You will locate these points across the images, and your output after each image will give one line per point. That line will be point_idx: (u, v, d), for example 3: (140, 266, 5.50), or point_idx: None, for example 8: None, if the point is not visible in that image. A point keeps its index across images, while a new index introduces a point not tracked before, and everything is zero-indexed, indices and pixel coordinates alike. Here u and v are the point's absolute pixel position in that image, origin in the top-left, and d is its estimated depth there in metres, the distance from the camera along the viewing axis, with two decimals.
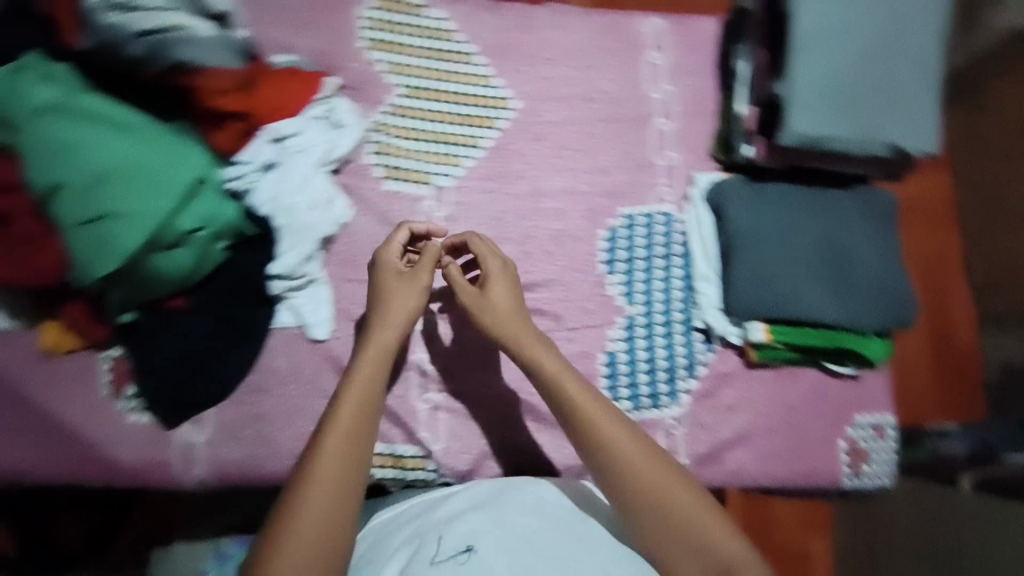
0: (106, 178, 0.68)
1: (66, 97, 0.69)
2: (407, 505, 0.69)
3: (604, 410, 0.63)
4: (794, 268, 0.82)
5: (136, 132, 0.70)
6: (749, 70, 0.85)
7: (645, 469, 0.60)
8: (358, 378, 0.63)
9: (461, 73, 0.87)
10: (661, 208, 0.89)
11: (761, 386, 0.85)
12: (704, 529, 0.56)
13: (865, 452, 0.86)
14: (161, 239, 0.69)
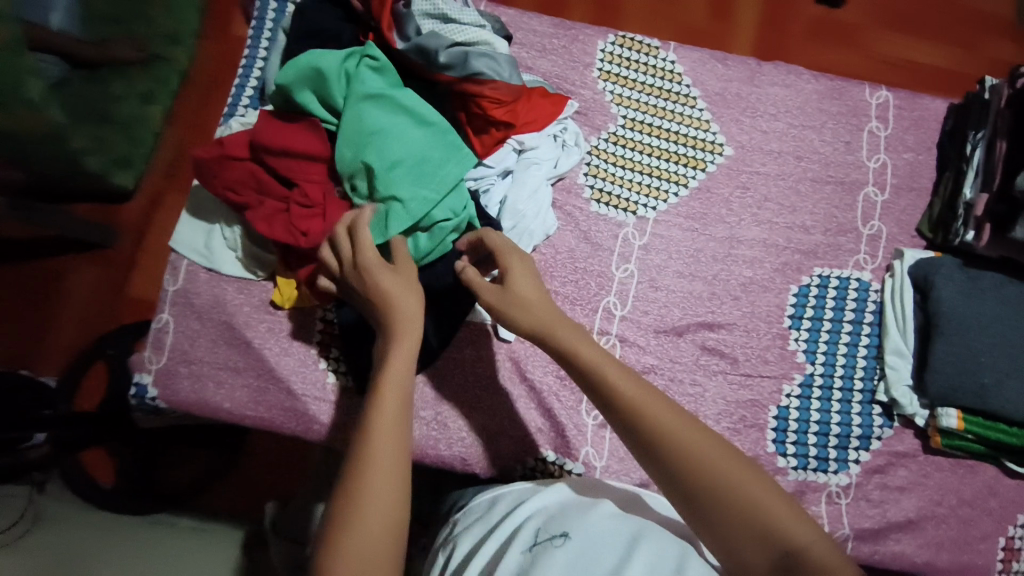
0: (398, 164, 0.74)
1: (389, 88, 0.76)
2: (505, 488, 0.72)
3: (665, 410, 0.58)
4: (1003, 362, 0.79)
5: (431, 127, 0.76)
6: (980, 158, 0.85)
7: (732, 479, 0.53)
8: (406, 339, 0.61)
9: (682, 115, 0.95)
10: (859, 275, 0.89)
11: (937, 473, 0.83)
12: (791, 532, 0.50)
13: (1018, 551, 0.84)
14: (419, 225, 0.74)
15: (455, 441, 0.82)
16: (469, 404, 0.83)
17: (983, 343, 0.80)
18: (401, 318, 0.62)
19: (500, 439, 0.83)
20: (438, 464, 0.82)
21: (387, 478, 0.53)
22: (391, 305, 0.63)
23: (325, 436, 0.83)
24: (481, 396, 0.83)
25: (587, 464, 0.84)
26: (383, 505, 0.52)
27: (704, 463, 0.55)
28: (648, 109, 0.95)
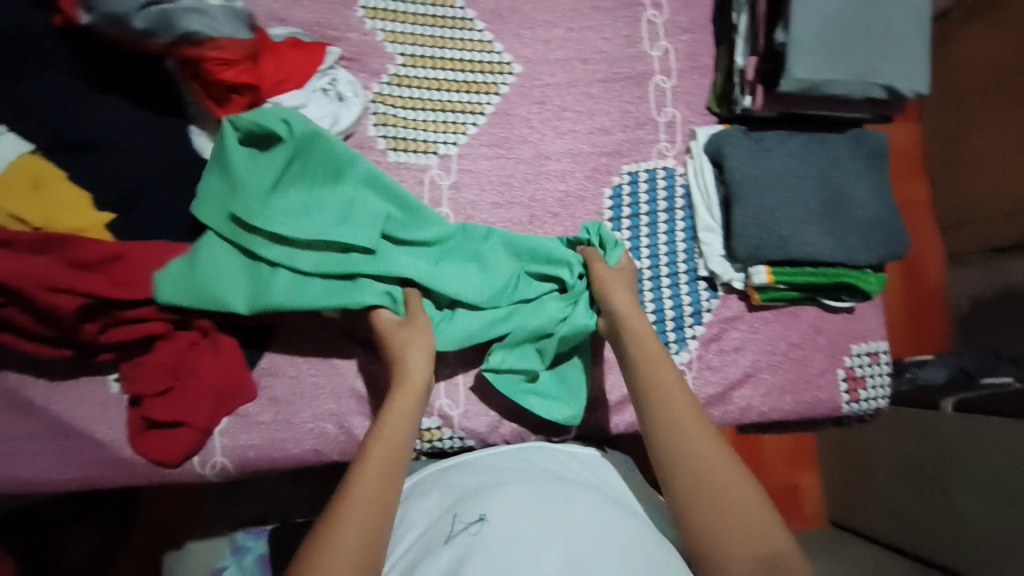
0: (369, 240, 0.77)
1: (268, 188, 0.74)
2: (426, 473, 0.73)
3: (687, 410, 0.65)
4: (795, 211, 0.85)
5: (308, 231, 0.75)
6: (747, 22, 0.85)
7: (729, 481, 0.59)
8: (400, 404, 0.67)
9: (462, 40, 0.89)
10: (664, 163, 0.92)
11: (765, 327, 0.90)
12: (761, 527, 0.56)
13: (862, 379, 0.91)
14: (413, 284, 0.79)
15: (303, 437, 0.80)
16: (310, 394, 0.81)
17: (775, 200, 0.85)
18: (410, 374, 0.69)
19: (349, 419, 0.81)
20: (293, 462, 0.80)
21: (367, 522, 0.56)
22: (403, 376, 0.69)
23: (157, 474, 0.76)
24: (321, 382, 0.81)
25: (443, 418, 0.82)
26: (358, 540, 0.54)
27: (714, 463, 0.61)
28: (426, 41, 0.88)
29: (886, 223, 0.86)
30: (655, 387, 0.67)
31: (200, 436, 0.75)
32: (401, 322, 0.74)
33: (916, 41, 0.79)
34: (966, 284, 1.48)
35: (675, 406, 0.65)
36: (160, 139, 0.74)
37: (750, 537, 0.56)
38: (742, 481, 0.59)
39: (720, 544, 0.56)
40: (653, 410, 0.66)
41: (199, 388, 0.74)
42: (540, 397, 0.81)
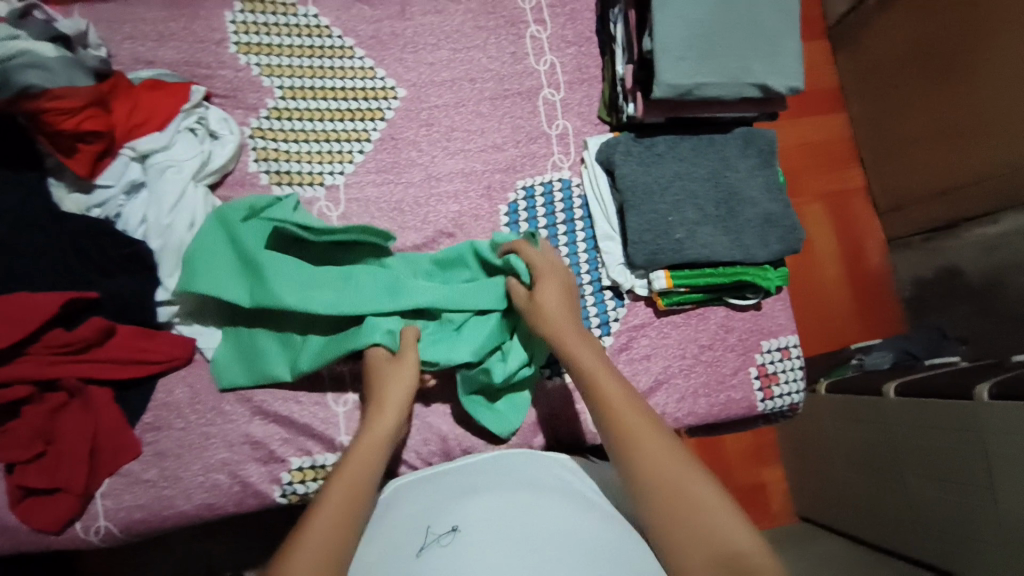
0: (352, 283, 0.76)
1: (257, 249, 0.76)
2: (402, 486, 0.67)
3: (635, 414, 0.59)
4: (687, 214, 0.84)
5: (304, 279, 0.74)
6: (623, 32, 0.87)
7: (690, 485, 0.54)
8: (379, 429, 0.64)
9: (342, 69, 0.88)
10: (560, 175, 0.91)
11: (674, 331, 0.89)
12: (728, 532, 0.51)
13: (774, 375, 0.89)
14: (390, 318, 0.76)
15: (194, 491, 0.74)
16: (197, 445, 0.75)
17: (668, 205, 0.84)
18: (392, 404, 0.66)
19: (243, 468, 0.76)
20: (185, 519, 0.75)
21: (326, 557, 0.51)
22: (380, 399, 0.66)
23: (40, 542, 0.72)
24: (209, 431, 0.76)
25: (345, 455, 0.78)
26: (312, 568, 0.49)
27: (671, 467, 0.55)
28: (307, 72, 0.87)
29: (780, 220, 0.86)
30: (604, 399, 0.60)
31: (79, 501, 0.70)
32: (390, 357, 0.71)
33: (784, 41, 0.81)
34: (907, 264, 1.43)
35: (626, 412, 0.59)
36: (13, 191, 0.71)
37: (714, 543, 0.51)
38: (700, 484, 0.54)
39: (691, 554, 0.51)
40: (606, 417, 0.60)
41: (73, 452, 0.69)
42: (488, 414, 0.80)
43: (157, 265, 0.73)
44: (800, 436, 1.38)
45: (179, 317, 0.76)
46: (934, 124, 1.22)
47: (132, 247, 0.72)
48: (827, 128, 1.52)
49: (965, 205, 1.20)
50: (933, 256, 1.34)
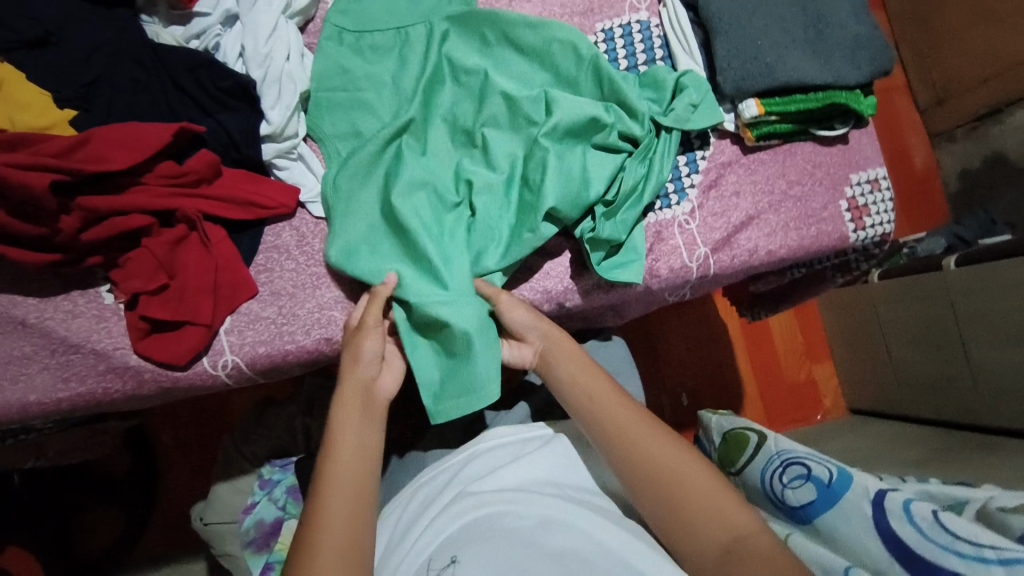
0: (448, 97, 0.79)
1: (363, 35, 0.81)
2: (421, 477, 0.73)
3: (651, 446, 0.61)
4: (777, 38, 0.83)
5: (398, 80, 0.79)
6: None
7: (694, 477, 0.59)
8: (359, 372, 0.65)
9: None
10: (638, 17, 0.89)
11: (761, 167, 0.88)
12: (737, 525, 0.56)
13: (866, 207, 0.88)
14: (468, 138, 0.79)
15: (312, 326, 0.74)
16: (311, 285, 0.75)
17: (757, 29, 0.82)
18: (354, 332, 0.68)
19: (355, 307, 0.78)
20: (305, 356, 0.74)
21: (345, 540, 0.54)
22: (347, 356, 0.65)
23: (161, 382, 0.73)
24: (320, 271, 0.76)
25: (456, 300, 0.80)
26: (336, 553, 0.53)
27: (682, 472, 0.59)
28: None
29: (869, 42, 0.84)
30: (615, 431, 0.62)
31: (204, 334, 0.71)
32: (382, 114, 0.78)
33: None
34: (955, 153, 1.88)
35: (598, 404, 0.65)
36: (108, 29, 0.71)
37: (684, 491, 0.58)
38: (680, 457, 0.60)
39: (701, 547, 0.56)
40: (631, 465, 0.61)
41: (196, 281, 0.70)
42: (613, 266, 0.80)
43: (260, 96, 0.73)
44: (843, 317, 1.78)
45: (279, 158, 0.76)
46: (1015, 45, 1.59)
47: (235, 77, 0.72)
48: None
49: (1009, 90, 1.64)
50: (985, 143, 1.76)
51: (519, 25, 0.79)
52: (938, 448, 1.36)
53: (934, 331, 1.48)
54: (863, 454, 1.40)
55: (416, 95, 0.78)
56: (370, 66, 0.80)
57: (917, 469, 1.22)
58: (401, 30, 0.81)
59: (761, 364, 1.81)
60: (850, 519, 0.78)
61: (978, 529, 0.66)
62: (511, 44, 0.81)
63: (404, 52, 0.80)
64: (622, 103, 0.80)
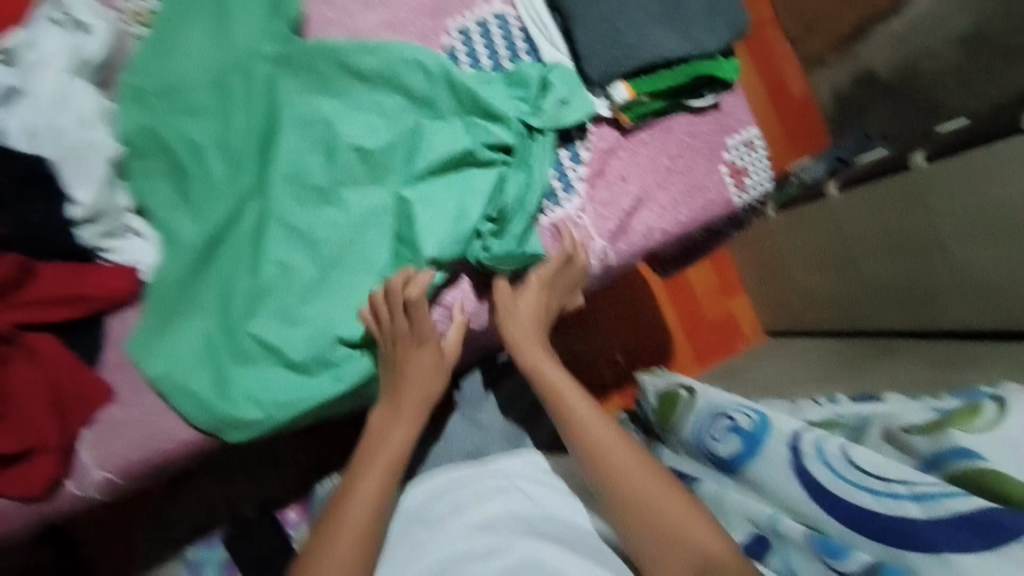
0: (295, 148, 0.75)
1: (178, 89, 0.74)
2: (438, 477, 0.82)
3: (630, 469, 0.68)
4: (635, 16, 0.80)
5: (230, 139, 0.75)
6: None
7: (662, 503, 0.66)
8: (412, 388, 0.75)
9: None
10: (492, 9, 0.84)
11: (643, 147, 0.88)
12: (698, 543, 0.63)
13: (744, 167, 0.91)
14: (326, 189, 0.76)
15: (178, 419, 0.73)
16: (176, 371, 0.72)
17: (612, 10, 0.80)
18: (402, 351, 0.74)
19: None
20: (180, 447, 0.73)
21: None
22: (391, 361, 0.75)
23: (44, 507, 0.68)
24: None
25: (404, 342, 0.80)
26: None
27: (653, 495, 0.66)
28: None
29: (722, 6, 0.84)
30: (596, 449, 0.70)
31: (58, 456, 0.68)
32: (224, 178, 0.75)
33: None
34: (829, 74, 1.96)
35: (609, 456, 0.70)
36: None
37: (656, 512, 0.66)
38: (653, 481, 0.67)
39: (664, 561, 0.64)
40: (610, 481, 0.68)
41: (34, 404, 0.67)
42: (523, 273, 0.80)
43: (63, 178, 0.68)
44: (751, 249, 1.87)
45: (106, 239, 0.72)
46: None
47: (31, 161, 0.67)
48: None
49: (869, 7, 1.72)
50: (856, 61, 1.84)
51: (355, 52, 0.76)
52: (845, 361, 1.47)
53: (829, 252, 1.57)
54: (780, 377, 1.53)
55: (253, 152, 0.75)
56: (189, 128, 0.74)
57: (828, 385, 1.33)
58: (218, 82, 0.75)
59: (683, 308, 1.90)
60: (771, 464, 0.82)
61: (884, 465, 0.72)
62: (348, 73, 0.77)
63: (229, 104, 0.75)
64: (481, 113, 0.79)
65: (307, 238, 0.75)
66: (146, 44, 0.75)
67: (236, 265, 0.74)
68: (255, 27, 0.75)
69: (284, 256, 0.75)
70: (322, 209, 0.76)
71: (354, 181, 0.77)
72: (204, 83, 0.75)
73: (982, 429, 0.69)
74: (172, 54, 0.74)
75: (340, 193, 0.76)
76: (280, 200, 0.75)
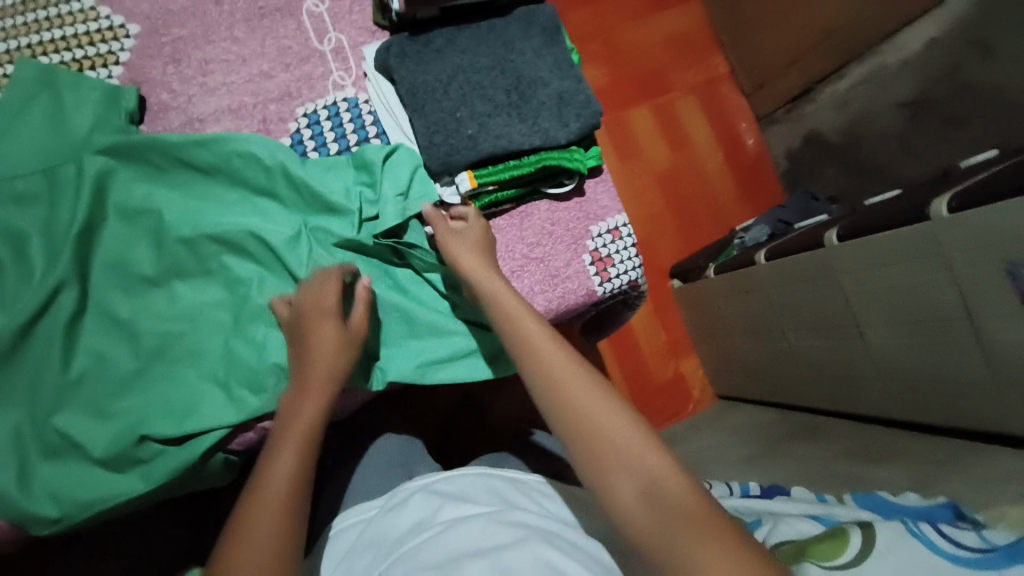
0: (126, 238, 0.74)
1: (1, 174, 0.71)
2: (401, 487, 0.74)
3: (574, 380, 0.59)
4: (478, 107, 0.81)
5: (54, 227, 0.71)
6: None
7: (619, 436, 0.55)
8: (323, 343, 0.68)
9: (57, 15, 0.77)
10: (344, 94, 0.83)
11: (498, 235, 0.85)
12: (654, 471, 0.52)
13: (608, 257, 0.88)
14: (155, 280, 0.74)
15: None
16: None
17: (453, 101, 0.80)
18: (314, 310, 0.70)
19: None
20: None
21: (265, 529, 0.55)
22: (296, 329, 0.70)
23: None
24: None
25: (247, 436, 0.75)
26: (258, 549, 0.53)
27: (604, 422, 0.56)
28: (27, 26, 0.77)
29: (572, 96, 0.84)
30: (541, 365, 0.61)
31: None
32: (43, 266, 0.70)
33: None
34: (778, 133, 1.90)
35: (562, 381, 0.59)
36: None
37: (612, 444, 0.55)
38: (607, 401, 0.57)
39: (619, 485, 0.53)
40: (560, 406, 0.58)
41: None
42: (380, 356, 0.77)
43: None
44: (690, 308, 1.81)
45: None
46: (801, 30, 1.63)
47: None
48: (616, 71, 1.82)
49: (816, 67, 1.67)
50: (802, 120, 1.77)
51: (188, 145, 0.74)
52: (772, 439, 1.39)
53: (758, 323, 1.51)
54: (705, 457, 1.41)
55: (81, 242, 0.71)
56: (7, 215, 0.71)
57: (746, 468, 1.25)
58: (46, 169, 0.72)
59: (628, 371, 1.81)
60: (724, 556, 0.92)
61: None
62: (185, 163, 0.76)
63: (58, 190, 0.72)
64: (325, 211, 0.78)
65: (130, 332, 0.72)
66: None
67: (53, 359, 0.70)
68: (89, 114, 0.74)
69: (103, 347, 0.72)
70: (152, 300, 0.74)
71: (185, 276, 0.75)
72: (29, 168, 0.72)
73: (847, 566, 0.62)
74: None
75: (172, 286, 0.74)
76: (108, 293, 0.72)
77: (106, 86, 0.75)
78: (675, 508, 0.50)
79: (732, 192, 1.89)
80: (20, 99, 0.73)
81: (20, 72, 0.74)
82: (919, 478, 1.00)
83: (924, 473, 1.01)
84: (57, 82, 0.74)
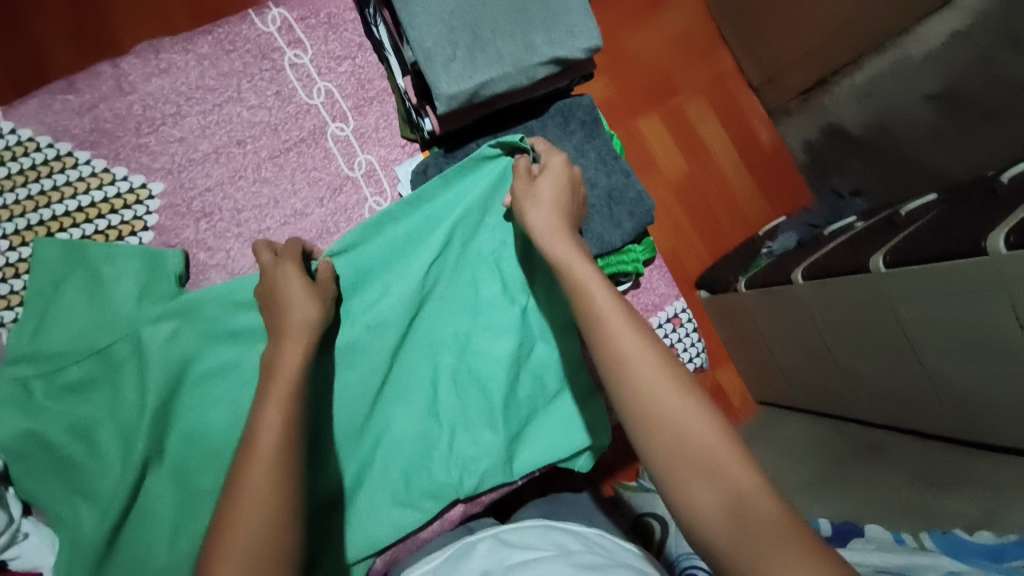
0: (188, 406, 0.78)
1: (63, 373, 0.77)
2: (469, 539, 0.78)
3: (654, 371, 0.61)
4: None
5: (121, 412, 0.76)
6: (391, 50, 0.89)
7: (696, 428, 0.58)
8: (296, 321, 0.72)
9: (76, 186, 0.86)
10: None
11: None
12: (733, 475, 0.54)
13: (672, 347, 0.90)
14: (223, 446, 0.77)
15: None
16: None
17: None
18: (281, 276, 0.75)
19: None
20: None
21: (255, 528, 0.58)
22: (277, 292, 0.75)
23: None
24: None
25: None
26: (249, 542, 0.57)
27: (681, 416, 0.58)
28: (47, 199, 0.86)
29: (620, 191, 0.84)
30: (619, 352, 0.62)
31: None
32: (117, 454, 0.75)
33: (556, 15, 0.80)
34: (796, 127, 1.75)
35: (636, 374, 0.61)
36: None
37: (691, 441, 0.57)
38: (687, 399, 0.59)
39: (690, 483, 0.55)
40: (634, 405, 0.60)
41: None
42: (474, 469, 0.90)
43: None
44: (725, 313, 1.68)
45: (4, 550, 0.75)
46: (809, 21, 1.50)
47: None
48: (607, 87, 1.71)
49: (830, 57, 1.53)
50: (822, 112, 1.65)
51: (234, 305, 0.78)
52: (830, 459, 1.30)
53: (795, 341, 1.41)
54: None
55: (147, 424, 0.75)
56: (72, 408, 0.77)
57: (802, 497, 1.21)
58: (100, 355, 0.77)
59: None
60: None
61: None
62: (229, 321, 0.79)
63: (118, 376, 0.77)
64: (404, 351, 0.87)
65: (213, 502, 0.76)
66: (21, 324, 0.79)
67: (154, 536, 0.75)
68: (133, 291, 0.79)
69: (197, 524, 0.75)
70: (221, 468, 0.77)
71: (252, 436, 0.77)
72: (84, 359, 0.77)
73: None
74: (46, 334, 0.78)
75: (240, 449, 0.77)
76: (181, 463, 0.77)
77: (142, 254, 0.81)
78: (758, 518, 0.51)
79: (747, 190, 1.79)
80: (59, 290, 0.80)
81: (46, 254, 0.81)
82: (989, 506, 0.93)
83: (996, 500, 0.93)
84: (87, 259, 0.81)
